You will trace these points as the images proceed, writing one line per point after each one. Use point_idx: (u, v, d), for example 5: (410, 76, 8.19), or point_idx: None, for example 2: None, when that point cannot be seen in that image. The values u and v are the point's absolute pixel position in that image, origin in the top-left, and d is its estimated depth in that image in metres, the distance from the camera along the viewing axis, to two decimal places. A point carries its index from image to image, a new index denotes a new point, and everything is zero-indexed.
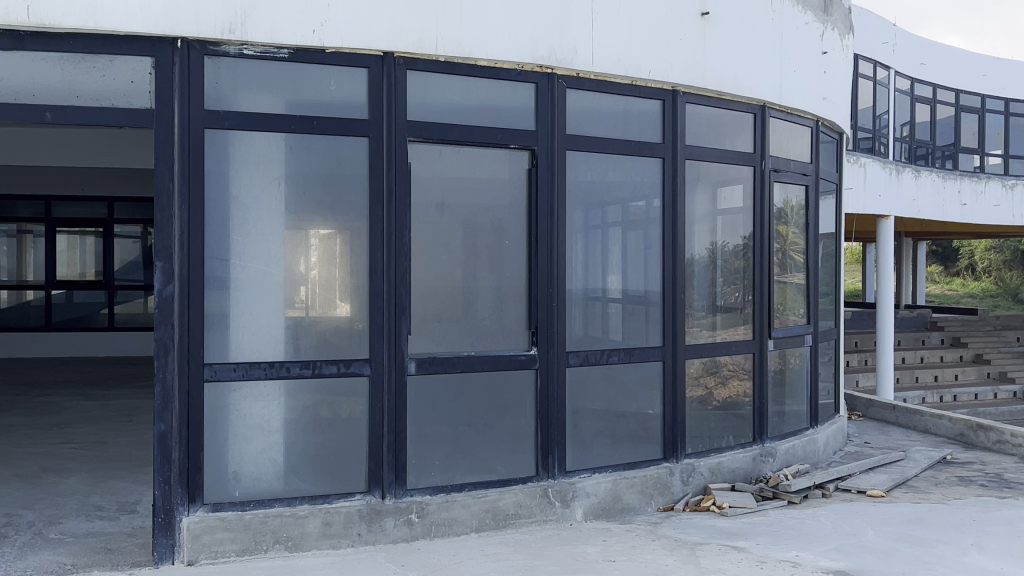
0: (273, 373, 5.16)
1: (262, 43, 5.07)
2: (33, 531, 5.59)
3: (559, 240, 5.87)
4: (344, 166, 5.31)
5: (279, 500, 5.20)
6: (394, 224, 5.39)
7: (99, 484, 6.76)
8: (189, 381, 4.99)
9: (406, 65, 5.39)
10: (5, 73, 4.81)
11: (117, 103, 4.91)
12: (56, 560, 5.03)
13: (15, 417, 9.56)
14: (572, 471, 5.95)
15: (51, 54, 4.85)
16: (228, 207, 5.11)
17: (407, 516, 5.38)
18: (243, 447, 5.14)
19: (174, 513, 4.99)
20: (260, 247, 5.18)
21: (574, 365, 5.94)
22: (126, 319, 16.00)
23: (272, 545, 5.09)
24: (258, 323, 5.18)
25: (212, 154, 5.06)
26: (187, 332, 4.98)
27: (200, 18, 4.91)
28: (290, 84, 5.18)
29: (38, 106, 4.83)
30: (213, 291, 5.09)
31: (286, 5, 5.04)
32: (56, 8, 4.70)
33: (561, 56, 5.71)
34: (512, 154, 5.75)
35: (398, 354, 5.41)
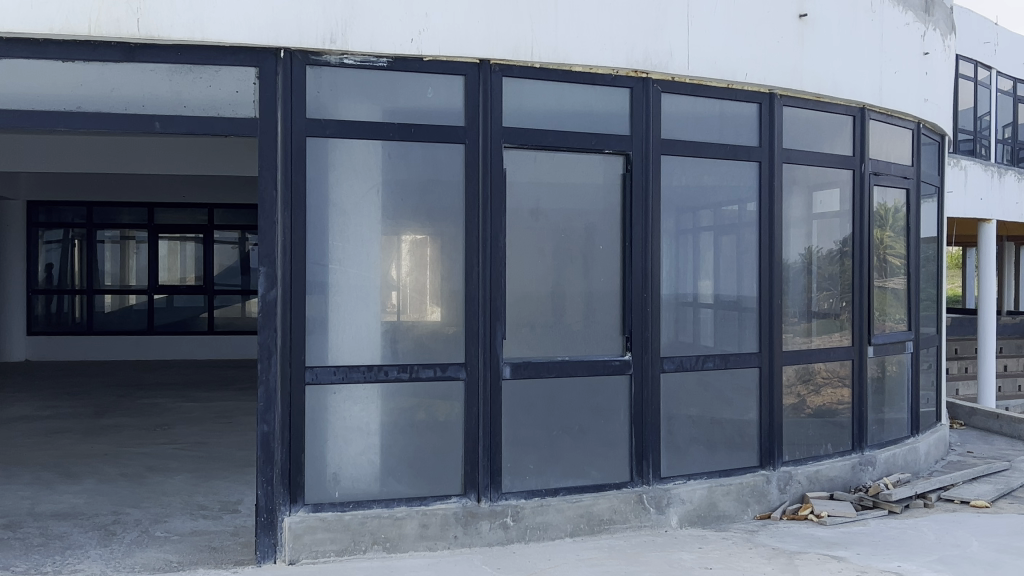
0: (371, 376, 5.25)
1: (362, 53, 5.16)
2: (140, 529, 5.77)
3: (653, 245, 5.84)
4: (441, 172, 5.38)
5: (377, 501, 5.28)
6: (490, 230, 5.43)
7: (203, 484, 6.94)
8: (290, 384, 5.11)
9: (502, 72, 5.43)
10: (116, 85, 4.96)
11: (223, 112, 5.06)
12: (163, 557, 5.20)
13: (121, 417, 9.87)
14: (667, 477, 5.92)
15: (160, 66, 5.00)
16: (328, 214, 5.22)
17: (502, 520, 5.41)
18: (341, 449, 5.24)
19: (276, 513, 5.10)
20: (359, 253, 5.28)
21: (668, 371, 5.92)
22: (224, 323, 16.36)
23: (370, 546, 5.17)
24: (356, 326, 5.27)
25: (313, 162, 5.17)
26: (289, 335, 5.09)
27: (302, 30, 5.03)
28: (388, 92, 5.27)
29: (148, 116, 4.98)
30: (313, 296, 5.20)
31: (386, 15, 5.13)
32: (165, 21, 4.85)
33: (656, 60, 5.69)
34: (607, 160, 5.74)
35: (492, 358, 5.45)
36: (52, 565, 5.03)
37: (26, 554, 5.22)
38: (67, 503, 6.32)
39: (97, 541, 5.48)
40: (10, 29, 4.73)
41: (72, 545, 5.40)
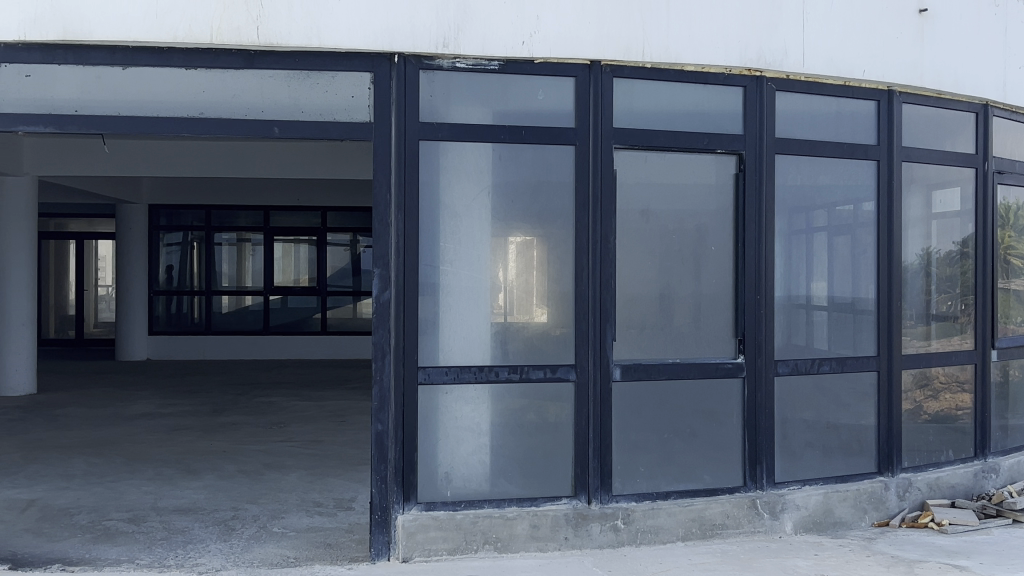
0: (482, 377, 5.29)
1: (474, 56, 5.21)
2: (259, 524, 5.92)
3: (767, 246, 5.75)
4: (551, 173, 5.38)
5: (488, 501, 5.32)
6: (600, 232, 5.41)
7: (317, 481, 7.09)
8: (403, 383, 5.19)
9: (613, 72, 5.41)
10: (236, 92, 5.09)
11: (338, 117, 5.16)
12: (280, 552, 5.33)
13: (238, 415, 10.14)
14: (781, 482, 5.82)
15: (279, 73, 5.12)
16: (440, 215, 5.28)
17: (613, 522, 5.38)
18: (453, 448, 5.29)
19: (390, 510, 5.19)
20: (471, 255, 5.33)
21: (783, 374, 5.82)
22: (337, 324, 16.66)
23: (481, 545, 5.20)
24: (467, 327, 5.32)
25: (426, 165, 5.24)
26: (402, 335, 5.17)
27: (415, 35, 5.10)
28: (499, 95, 5.30)
29: (267, 121, 5.10)
30: (426, 297, 5.26)
31: (497, 18, 5.17)
32: (283, 28, 5.00)
33: (771, 58, 5.60)
34: (720, 160, 5.68)
35: (602, 360, 5.43)
36: (175, 558, 5.20)
37: (151, 547, 5.41)
38: (188, 498, 6.52)
39: (217, 536, 5.64)
40: (137, 38, 4.92)
41: (193, 539, 5.57)
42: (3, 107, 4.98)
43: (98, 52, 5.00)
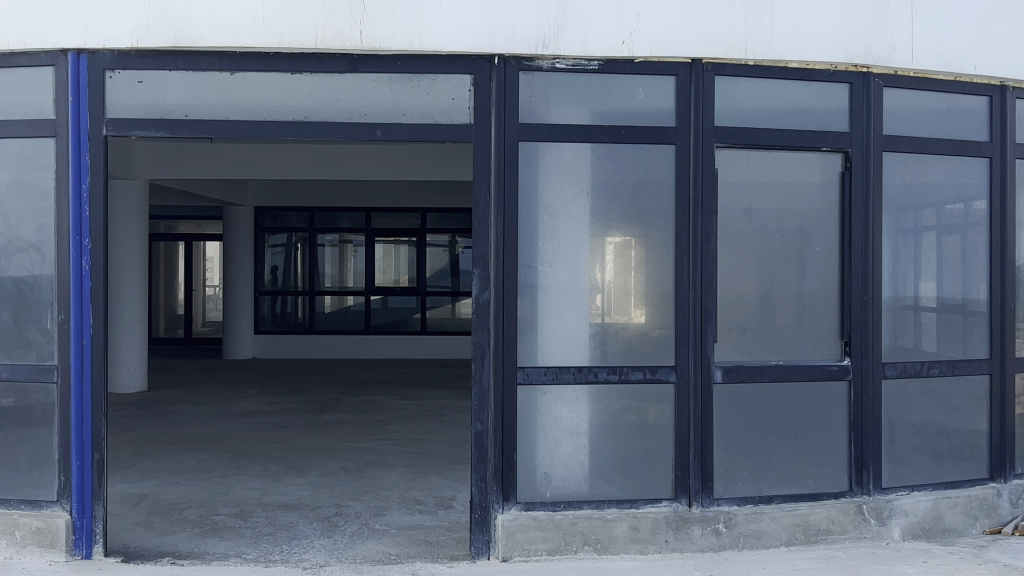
0: (581, 377, 5.30)
1: (574, 56, 5.20)
2: (361, 521, 6.00)
3: (875, 246, 5.62)
4: (651, 173, 5.35)
5: (588, 502, 5.30)
6: (701, 232, 5.35)
7: (418, 479, 7.16)
8: (503, 383, 5.22)
9: (714, 71, 5.34)
10: (341, 95, 5.18)
11: (440, 119, 5.21)
12: (382, 549, 5.40)
13: (341, 413, 10.30)
14: (888, 487, 5.69)
15: (381, 76, 5.19)
16: (540, 216, 5.29)
17: (715, 526, 5.32)
18: (552, 448, 5.29)
19: (490, 510, 5.21)
20: (571, 256, 5.32)
21: (890, 377, 5.68)
22: (436, 324, 16.78)
23: (581, 546, 5.20)
24: (566, 327, 5.32)
25: (525, 166, 5.26)
26: (502, 335, 5.20)
27: (515, 36, 5.12)
28: (599, 95, 5.28)
29: (370, 124, 5.18)
30: (525, 297, 5.28)
31: (598, 18, 5.16)
32: (386, 31, 5.07)
33: (878, 54, 5.47)
34: (824, 158, 5.57)
35: (704, 362, 5.36)
36: (280, 554, 5.31)
37: (257, 542, 5.53)
38: (293, 494, 6.65)
39: (321, 532, 5.74)
40: (244, 43, 5.04)
41: (298, 535, 5.68)
42: (118, 113, 5.14)
43: (207, 58, 5.14)
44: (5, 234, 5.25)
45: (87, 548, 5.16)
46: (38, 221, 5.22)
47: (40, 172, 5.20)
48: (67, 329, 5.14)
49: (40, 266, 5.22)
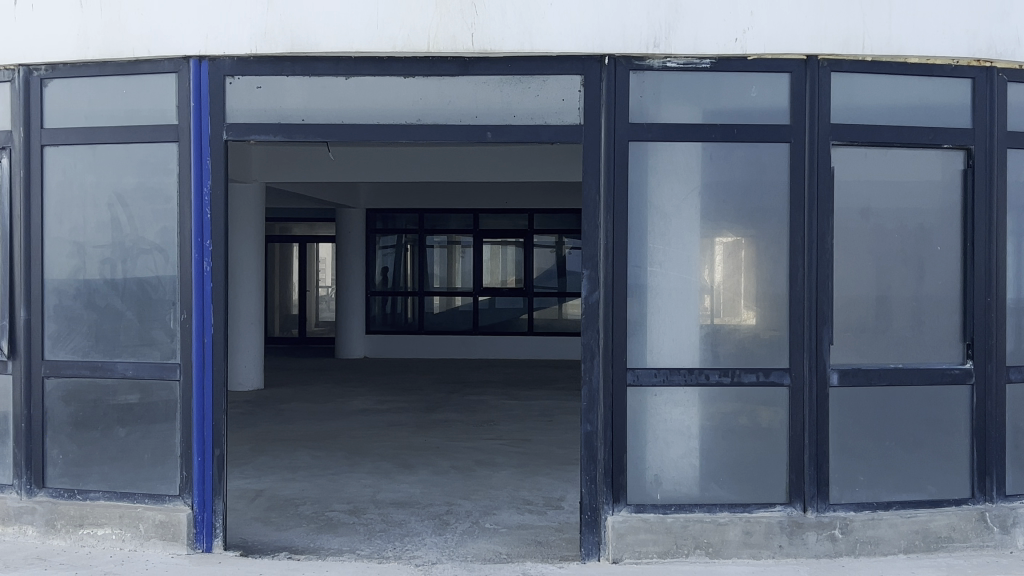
0: (692, 379, 5.25)
1: (686, 55, 5.16)
2: (472, 519, 6.05)
3: (998, 246, 5.44)
4: (765, 172, 5.26)
5: (699, 505, 5.25)
6: (816, 232, 5.24)
7: (527, 479, 7.18)
8: (613, 384, 5.20)
9: (830, 67, 5.22)
10: (453, 98, 5.23)
11: (550, 120, 5.23)
12: (493, 548, 5.44)
13: (450, 413, 10.39)
14: (1013, 495, 5.49)
15: (492, 78, 5.23)
16: (650, 216, 5.26)
17: (831, 532, 5.20)
18: (663, 451, 5.26)
19: (600, 511, 5.21)
20: (682, 256, 5.28)
21: (1015, 381, 5.49)
22: (543, 325, 16.80)
23: (693, 550, 5.14)
24: (677, 328, 5.28)
25: (635, 166, 5.24)
26: (612, 337, 5.19)
27: (627, 35, 5.09)
28: (712, 94, 5.23)
29: (481, 126, 5.23)
30: (635, 298, 5.26)
31: (711, 16, 5.10)
32: (498, 33, 5.10)
33: (1002, 47, 5.28)
34: (945, 155, 5.41)
35: (820, 364, 5.25)
36: (393, 550, 5.38)
37: (370, 539, 5.62)
38: (405, 492, 6.74)
39: (432, 529, 5.81)
40: (358, 48, 5.13)
41: (410, 532, 5.75)
42: (238, 119, 5.29)
43: (322, 63, 5.25)
44: (130, 236, 5.44)
45: (207, 541, 5.32)
46: (162, 224, 5.39)
47: (163, 176, 5.37)
48: (190, 328, 5.31)
49: (163, 267, 5.39)
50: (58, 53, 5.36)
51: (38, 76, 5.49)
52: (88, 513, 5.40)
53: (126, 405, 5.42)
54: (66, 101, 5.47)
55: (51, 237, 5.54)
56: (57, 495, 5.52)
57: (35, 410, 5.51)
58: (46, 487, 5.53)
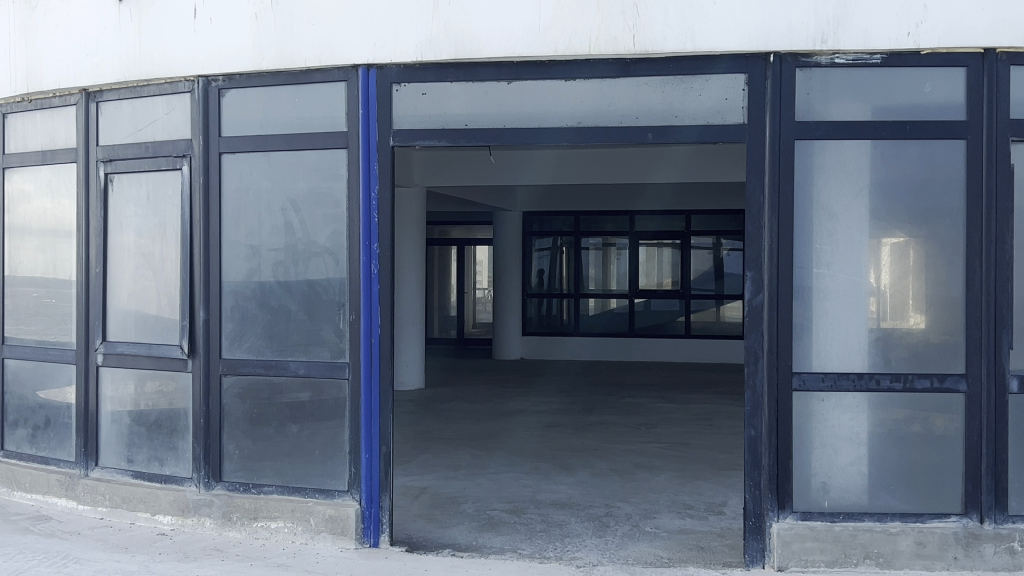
0: (862, 385, 5.10)
1: (855, 51, 5.01)
2: (632, 522, 6.03)
3: None
4: (939, 170, 5.07)
5: (868, 514, 5.10)
6: (995, 232, 5.01)
7: (687, 484, 7.10)
8: (778, 389, 5.10)
9: (1010, 60, 5.00)
10: (613, 99, 5.23)
11: (712, 120, 5.16)
12: (654, 552, 5.41)
13: (608, 415, 10.38)
14: None
15: (653, 79, 5.20)
16: (817, 217, 5.14)
17: (1010, 544, 4.97)
18: (830, 457, 5.13)
19: (765, 518, 5.12)
20: (850, 257, 5.13)
21: None
22: (701, 328, 16.60)
23: (862, 560, 5.02)
24: (845, 332, 5.14)
25: (802, 166, 5.13)
26: (776, 340, 5.09)
27: (792, 32, 4.98)
28: (882, 90, 5.07)
29: (641, 127, 5.20)
30: (800, 301, 5.15)
31: (881, 9, 4.94)
32: (660, 34, 5.06)
33: None
34: None
35: (998, 370, 5.01)
36: (554, 551, 5.42)
37: (531, 538, 5.67)
38: (564, 493, 6.76)
39: (593, 531, 5.81)
40: (520, 53, 5.19)
41: (571, 533, 5.77)
42: (403, 125, 5.42)
43: (485, 69, 5.32)
44: (302, 240, 5.63)
45: (375, 536, 5.46)
46: (331, 228, 5.56)
47: (333, 181, 5.55)
48: (358, 329, 5.47)
49: (333, 269, 5.57)
50: (235, 64, 5.61)
51: (216, 86, 5.74)
52: (262, 506, 5.63)
53: (297, 403, 5.62)
54: (242, 110, 5.71)
55: (228, 240, 5.78)
56: (233, 488, 5.75)
57: (213, 407, 5.76)
58: (223, 481, 5.78)
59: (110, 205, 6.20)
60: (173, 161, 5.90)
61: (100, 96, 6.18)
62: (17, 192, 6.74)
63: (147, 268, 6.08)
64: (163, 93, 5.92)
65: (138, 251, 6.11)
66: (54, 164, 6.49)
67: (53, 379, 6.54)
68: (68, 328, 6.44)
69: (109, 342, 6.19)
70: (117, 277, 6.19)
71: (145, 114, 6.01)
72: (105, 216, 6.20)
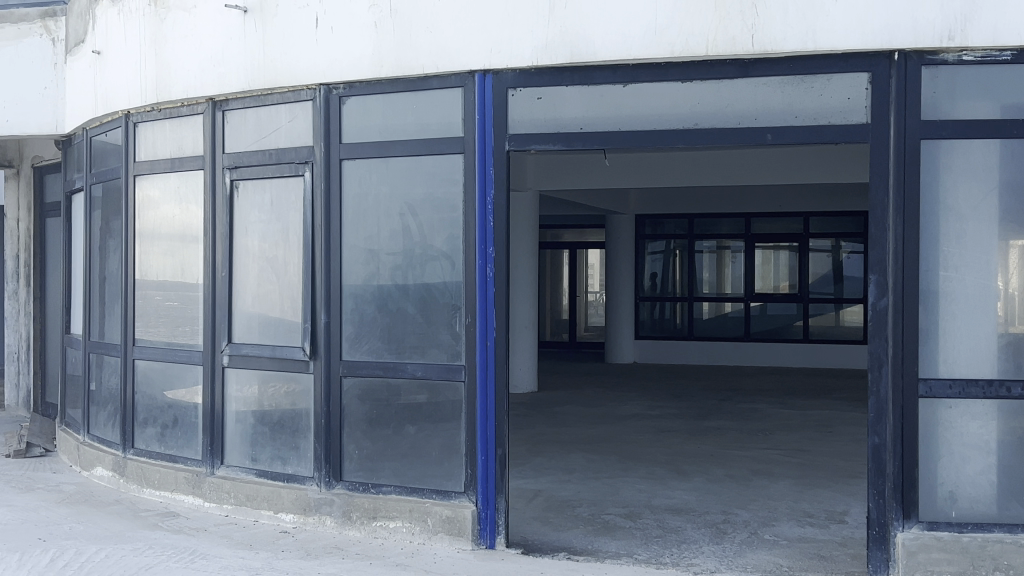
0: (992, 392, 4.94)
1: (984, 48, 4.86)
2: (750, 530, 5.94)
3: None
4: None
5: (998, 525, 4.93)
6: None
7: (806, 491, 6.96)
8: (903, 395, 4.97)
9: None
10: (731, 101, 5.16)
11: (834, 120, 5.05)
12: (774, 560, 5.32)
13: (724, 420, 10.25)
14: None
15: (773, 79, 5.11)
16: (945, 218, 4.98)
17: None
18: (958, 465, 4.98)
19: (889, 527, 4.99)
20: (979, 261, 4.96)
21: None
22: (819, 332, 16.24)
23: (992, 571, 4.85)
24: (974, 337, 4.97)
25: (928, 166, 4.98)
26: (902, 345, 4.96)
27: (918, 29, 4.85)
28: (1013, 87, 4.90)
29: (760, 129, 5.13)
30: (926, 305, 5.00)
31: (1012, 4, 4.78)
32: (779, 33, 4.98)
33: None
34: None
35: None
36: (671, 557, 5.37)
37: (648, 544, 5.63)
38: (680, 499, 6.70)
39: (710, 538, 5.75)
40: (636, 55, 5.16)
41: (688, 539, 5.72)
42: (519, 129, 5.45)
43: (601, 72, 5.32)
44: (419, 244, 5.71)
45: (491, 538, 5.50)
46: (448, 232, 5.62)
47: (450, 186, 5.61)
48: (474, 332, 5.52)
49: (450, 273, 5.63)
50: (355, 72, 5.72)
51: (337, 94, 5.86)
52: (381, 506, 5.72)
53: (415, 405, 5.69)
54: (362, 117, 5.81)
55: (348, 244, 5.89)
56: (352, 488, 5.86)
57: (334, 408, 5.88)
58: (343, 481, 5.89)
59: (236, 211, 6.38)
60: (297, 167, 6.05)
61: (226, 105, 6.36)
62: (148, 198, 6.99)
63: (271, 272, 6.23)
64: (286, 101, 6.07)
65: (262, 256, 6.28)
66: (182, 171, 6.70)
67: (181, 380, 6.75)
68: (195, 330, 6.64)
69: (234, 344, 6.38)
70: (242, 280, 6.37)
71: (269, 122, 6.17)
72: (231, 222, 6.39)
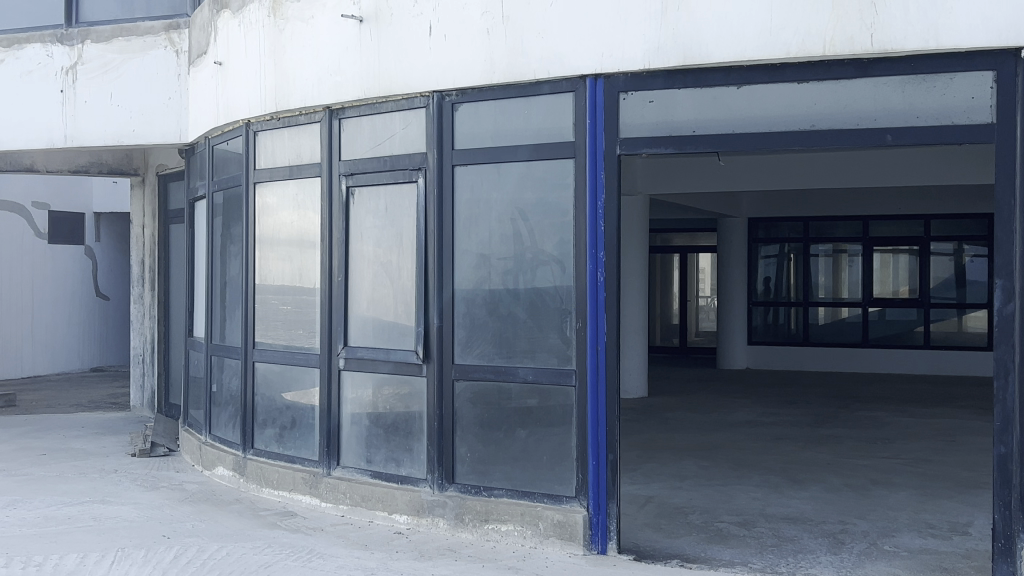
0: None
1: None
2: (869, 540, 5.80)
3: None
4: None
5: None
6: None
7: (928, 502, 6.77)
8: None
9: None
10: (849, 101, 5.05)
11: (958, 120, 4.91)
12: (894, 572, 5.19)
13: (841, 428, 10.03)
14: None
15: (893, 79, 4.99)
16: None
17: None
18: None
19: (1016, 539, 4.82)
20: None
21: None
22: (941, 338, 15.78)
23: None
24: None
25: None
26: None
27: None
28: None
29: (880, 130, 5.01)
30: None
31: None
32: (900, 32, 4.86)
33: None
34: None
35: None
36: (787, 566, 5.28)
37: (763, 553, 5.55)
38: (796, 508, 6.58)
39: (827, 548, 5.63)
40: (751, 57, 5.09)
41: (804, 549, 5.62)
42: (632, 133, 5.44)
43: (715, 74, 5.26)
44: (530, 249, 5.73)
45: (603, 543, 5.48)
46: (560, 236, 5.63)
47: (562, 191, 5.62)
48: (585, 337, 5.51)
49: (561, 278, 5.64)
50: (468, 79, 5.77)
51: (450, 101, 5.92)
52: (493, 509, 5.76)
53: (526, 408, 5.72)
54: (475, 123, 5.87)
55: (460, 250, 5.95)
56: (465, 491, 5.92)
57: (447, 411, 5.95)
58: (455, 483, 5.95)
59: (351, 217, 6.50)
60: (410, 174, 6.14)
61: (342, 113, 6.50)
62: (266, 205, 7.17)
63: (385, 276, 6.34)
64: (400, 109, 6.17)
65: (376, 261, 6.39)
66: (300, 178, 6.86)
67: (298, 382, 6.91)
68: (312, 334, 6.79)
69: (350, 348, 6.51)
70: (357, 285, 6.49)
71: (384, 130, 6.27)
72: (346, 228, 6.51)
